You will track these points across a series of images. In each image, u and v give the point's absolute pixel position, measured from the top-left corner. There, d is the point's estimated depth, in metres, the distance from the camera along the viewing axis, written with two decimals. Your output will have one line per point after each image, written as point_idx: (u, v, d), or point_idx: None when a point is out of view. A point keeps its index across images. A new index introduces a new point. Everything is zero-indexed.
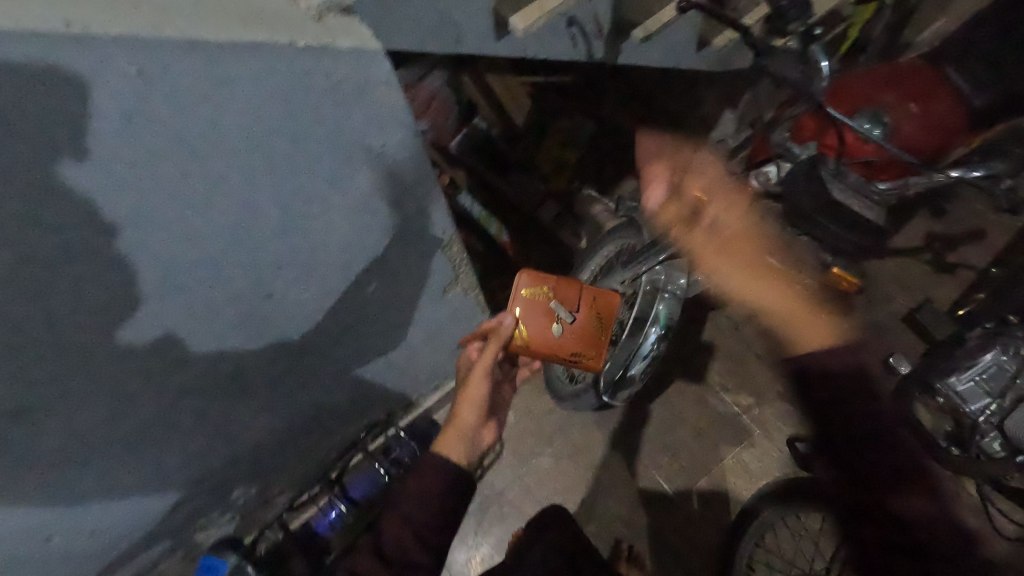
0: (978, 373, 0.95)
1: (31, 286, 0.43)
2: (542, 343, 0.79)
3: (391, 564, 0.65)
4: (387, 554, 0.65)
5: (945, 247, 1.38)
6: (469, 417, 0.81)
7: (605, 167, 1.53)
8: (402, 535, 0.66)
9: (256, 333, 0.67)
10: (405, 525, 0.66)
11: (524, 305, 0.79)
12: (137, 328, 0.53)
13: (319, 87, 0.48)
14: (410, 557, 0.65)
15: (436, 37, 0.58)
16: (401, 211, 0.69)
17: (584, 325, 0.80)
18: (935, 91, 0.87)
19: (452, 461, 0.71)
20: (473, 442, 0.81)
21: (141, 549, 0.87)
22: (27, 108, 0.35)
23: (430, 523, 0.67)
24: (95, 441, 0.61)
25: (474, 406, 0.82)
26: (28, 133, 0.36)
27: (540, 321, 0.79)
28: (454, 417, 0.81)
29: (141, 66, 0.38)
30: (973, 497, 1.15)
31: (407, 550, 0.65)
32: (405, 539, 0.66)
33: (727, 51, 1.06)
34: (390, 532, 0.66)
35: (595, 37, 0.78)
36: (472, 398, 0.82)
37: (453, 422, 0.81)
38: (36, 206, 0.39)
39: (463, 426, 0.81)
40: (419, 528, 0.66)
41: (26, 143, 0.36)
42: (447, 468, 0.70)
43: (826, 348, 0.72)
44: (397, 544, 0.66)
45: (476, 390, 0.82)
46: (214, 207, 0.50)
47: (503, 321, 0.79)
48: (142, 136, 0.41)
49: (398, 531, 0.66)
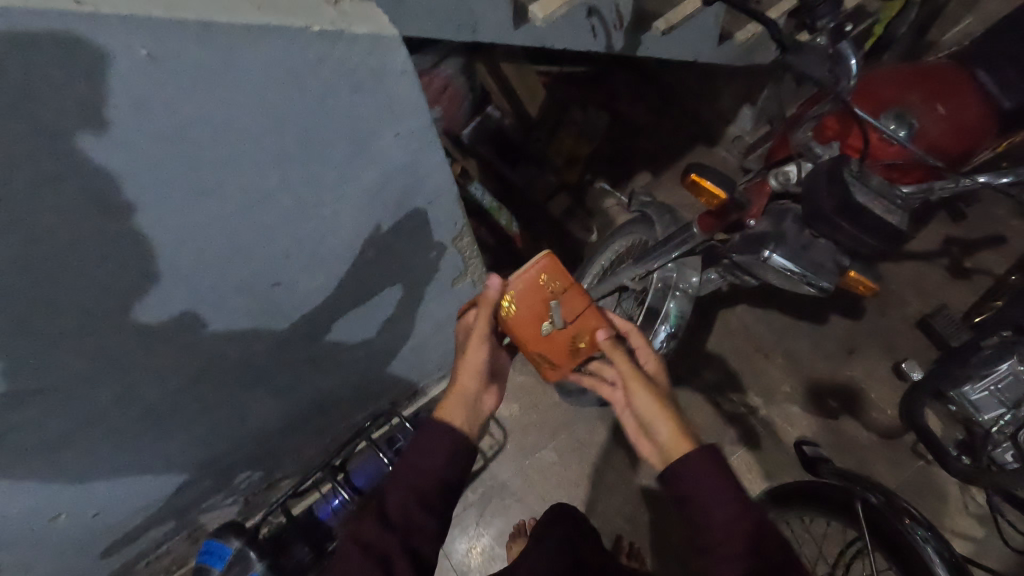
0: (994, 383, 0.93)
1: (42, 264, 0.43)
2: (524, 331, 0.79)
3: (398, 532, 0.64)
4: (391, 518, 0.64)
5: (963, 252, 1.36)
6: (470, 384, 0.78)
7: (618, 162, 1.51)
8: (406, 500, 0.65)
9: (264, 319, 0.67)
10: (410, 491, 0.66)
11: (527, 293, 0.79)
12: (146, 311, 0.53)
13: (333, 74, 0.47)
14: (415, 524, 0.65)
15: (454, 26, 0.57)
16: (411, 201, 0.68)
17: (566, 339, 0.79)
18: (966, 88, 0.84)
19: (457, 428, 0.70)
20: (477, 411, 0.78)
21: (145, 529, 0.88)
22: (37, 88, 0.35)
23: (435, 489, 0.67)
24: (98, 422, 0.61)
25: (475, 372, 0.79)
26: (38, 113, 0.35)
27: (532, 318, 0.79)
28: (455, 384, 0.78)
29: (153, 48, 0.37)
30: (980, 506, 1.14)
31: (412, 517, 0.65)
32: (410, 506, 0.65)
33: (749, 45, 1.03)
34: (394, 498, 0.66)
35: (615, 28, 0.77)
36: (474, 363, 0.79)
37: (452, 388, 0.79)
38: (44, 186, 0.39)
39: (465, 395, 0.77)
40: (424, 493, 0.66)
41: (37, 123, 0.36)
42: (451, 435, 0.69)
43: (694, 460, 0.62)
44: (401, 511, 0.65)
45: (474, 357, 0.79)
46: (224, 193, 0.49)
47: (492, 285, 0.77)
48: (153, 120, 0.41)
49: (401, 496, 0.65)
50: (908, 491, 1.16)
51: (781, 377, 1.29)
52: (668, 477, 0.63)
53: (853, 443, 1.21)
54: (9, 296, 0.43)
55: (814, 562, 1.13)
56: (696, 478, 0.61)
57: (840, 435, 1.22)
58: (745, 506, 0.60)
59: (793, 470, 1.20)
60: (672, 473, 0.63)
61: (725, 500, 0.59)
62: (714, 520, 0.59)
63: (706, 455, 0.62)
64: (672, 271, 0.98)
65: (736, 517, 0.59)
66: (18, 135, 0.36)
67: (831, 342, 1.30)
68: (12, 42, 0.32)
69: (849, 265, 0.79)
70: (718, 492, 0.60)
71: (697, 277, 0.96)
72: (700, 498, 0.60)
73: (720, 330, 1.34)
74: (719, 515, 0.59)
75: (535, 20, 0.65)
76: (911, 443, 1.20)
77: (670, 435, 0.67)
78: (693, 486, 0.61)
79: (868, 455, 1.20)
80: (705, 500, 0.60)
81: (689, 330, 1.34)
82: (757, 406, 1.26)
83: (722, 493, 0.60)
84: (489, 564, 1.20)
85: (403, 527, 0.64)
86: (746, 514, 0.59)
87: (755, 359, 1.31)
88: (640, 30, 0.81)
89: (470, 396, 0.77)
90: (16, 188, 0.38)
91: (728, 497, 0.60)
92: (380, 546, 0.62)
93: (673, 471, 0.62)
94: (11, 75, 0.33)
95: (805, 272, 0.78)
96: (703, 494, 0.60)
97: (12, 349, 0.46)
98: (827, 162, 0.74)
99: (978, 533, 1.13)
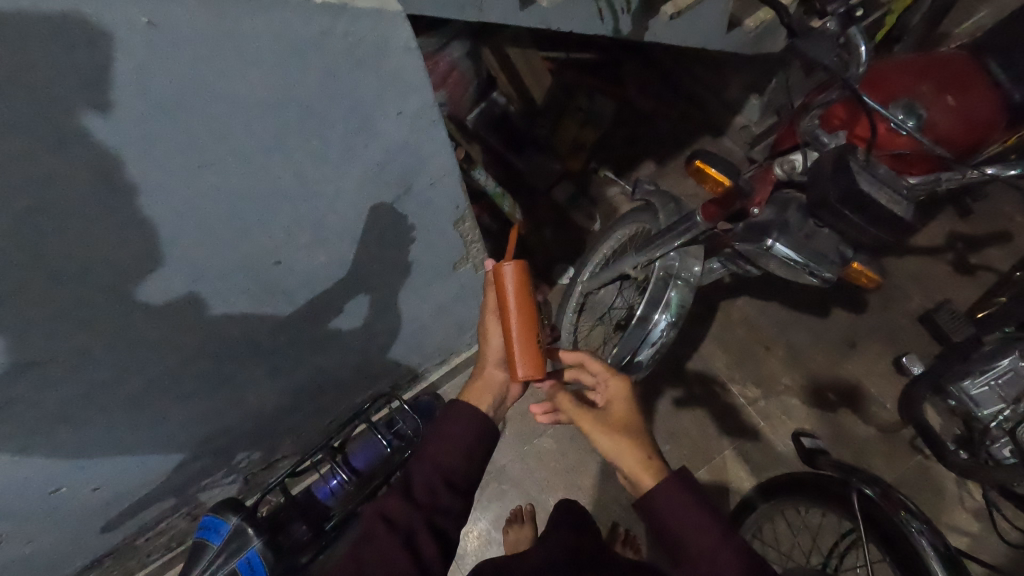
0: (994, 378, 0.93)
1: (46, 231, 0.43)
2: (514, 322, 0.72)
3: (423, 510, 0.65)
4: (416, 496, 0.66)
5: (968, 248, 1.35)
6: (498, 373, 0.79)
7: (623, 151, 1.51)
8: (430, 478, 0.67)
9: (265, 298, 0.67)
10: (435, 470, 0.67)
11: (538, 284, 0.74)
12: (153, 288, 0.54)
13: (336, 48, 0.47)
14: (438, 501, 0.66)
15: (460, 5, 0.56)
16: (413, 183, 0.68)
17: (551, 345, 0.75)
18: (980, 79, 0.83)
19: (482, 413, 0.72)
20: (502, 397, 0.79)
21: (145, 504, 0.89)
22: (32, 58, 0.34)
23: (458, 469, 0.68)
24: (97, 396, 0.61)
25: (498, 358, 0.79)
26: (32, 83, 0.35)
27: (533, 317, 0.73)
28: (482, 372, 0.80)
29: (153, 18, 0.37)
30: (977, 501, 1.14)
31: (436, 494, 0.67)
32: (434, 483, 0.67)
33: (759, 32, 1.02)
34: (418, 476, 0.67)
35: (622, 11, 0.76)
36: (494, 348, 0.79)
37: (479, 380, 0.79)
38: (47, 155, 0.39)
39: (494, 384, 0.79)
40: (447, 472, 0.68)
41: (32, 92, 0.35)
42: (478, 419, 0.71)
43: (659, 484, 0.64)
44: (426, 489, 0.67)
45: (494, 342, 0.79)
46: (224, 168, 0.49)
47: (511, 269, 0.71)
48: (155, 91, 0.40)
49: (426, 473, 0.67)
50: (905, 484, 1.17)
51: (781, 369, 1.28)
52: (648, 508, 0.65)
53: (850, 435, 1.22)
54: (11, 261, 0.42)
55: (809, 553, 1.13)
56: (676, 508, 0.62)
57: (839, 428, 1.22)
58: (726, 531, 0.61)
59: (791, 461, 1.20)
60: (648, 506, 0.64)
61: (704, 526, 0.61)
62: (699, 547, 0.60)
63: (680, 483, 0.65)
64: (674, 259, 0.97)
65: (709, 525, 0.61)
66: (16, 106, 0.36)
67: (832, 335, 1.30)
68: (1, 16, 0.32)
69: (852, 256, 0.78)
70: (690, 512, 0.62)
71: (699, 265, 0.95)
72: (683, 527, 0.61)
73: (721, 320, 1.34)
74: (705, 540, 0.60)
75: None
76: (909, 437, 1.20)
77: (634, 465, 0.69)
78: (674, 515, 0.62)
79: (866, 448, 1.20)
80: (687, 530, 0.61)
81: (690, 321, 1.34)
82: (756, 397, 1.26)
83: (699, 517, 0.62)
84: (485, 548, 1.21)
85: (428, 505, 0.66)
86: (727, 540, 0.60)
87: (755, 350, 1.31)
88: (647, 14, 0.80)
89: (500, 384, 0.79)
90: (17, 159, 0.38)
91: (707, 524, 0.61)
92: (405, 522, 0.64)
93: (650, 504, 0.64)
94: (6, 46, 0.33)
95: (807, 262, 0.78)
96: (678, 517, 0.62)
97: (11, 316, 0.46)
98: (834, 151, 0.73)
99: (974, 528, 1.13)
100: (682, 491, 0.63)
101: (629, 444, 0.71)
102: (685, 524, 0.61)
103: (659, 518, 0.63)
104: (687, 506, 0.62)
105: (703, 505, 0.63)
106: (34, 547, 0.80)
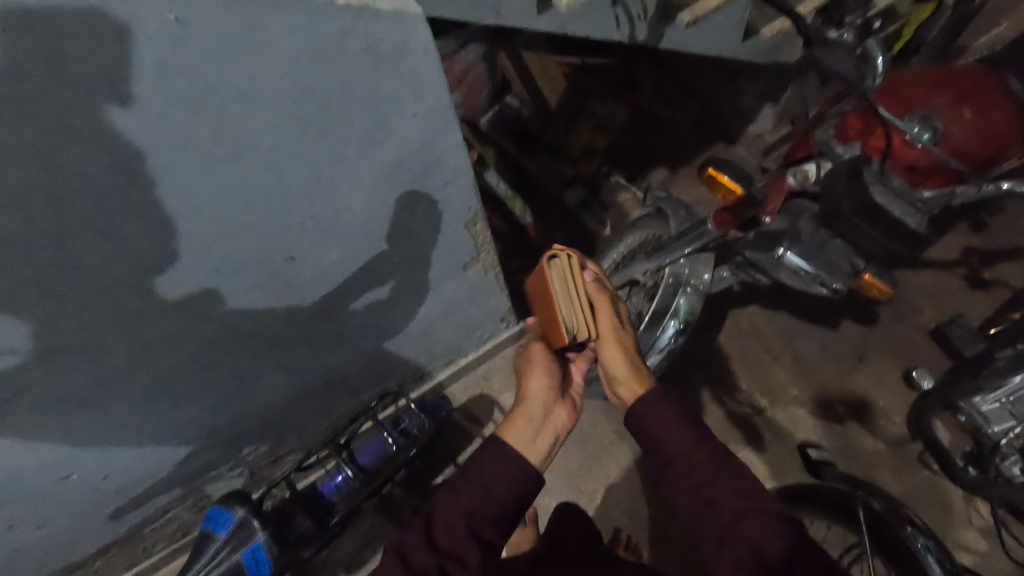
0: (1006, 395, 0.92)
1: (52, 218, 0.43)
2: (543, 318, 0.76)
3: (441, 555, 0.60)
4: (437, 539, 0.61)
5: (982, 263, 1.34)
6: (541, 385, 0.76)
7: (634, 157, 1.52)
8: (453, 523, 0.61)
9: (278, 295, 0.68)
10: (459, 511, 0.61)
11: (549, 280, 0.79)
12: (170, 282, 0.55)
13: (356, 47, 0.48)
14: (460, 549, 0.60)
15: (479, 7, 0.57)
16: (428, 183, 0.68)
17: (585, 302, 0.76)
18: (999, 93, 0.82)
19: (524, 459, 0.65)
20: (550, 423, 0.74)
21: (152, 494, 0.90)
22: (42, 54, 0.35)
23: (487, 518, 0.62)
24: (113, 385, 0.63)
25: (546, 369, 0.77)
26: (43, 77, 0.36)
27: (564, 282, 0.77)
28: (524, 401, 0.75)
29: (180, 14, 0.38)
30: (986, 519, 1.13)
31: (457, 540, 0.61)
32: (457, 529, 0.61)
33: (776, 42, 1.02)
34: (442, 517, 0.62)
35: (638, 18, 0.76)
36: (541, 365, 0.77)
37: (520, 409, 0.74)
38: (75, 147, 0.40)
39: (538, 409, 0.73)
40: (476, 521, 0.61)
41: (38, 82, 0.36)
42: (516, 462, 0.64)
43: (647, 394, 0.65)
44: (449, 533, 0.61)
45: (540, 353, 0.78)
46: (243, 162, 0.50)
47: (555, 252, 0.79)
48: (178, 87, 0.41)
49: (450, 515, 0.61)
50: (912, 499, 1.15)
51: (789, 380, 1.28)
52: (631, 420, 0.66)
53: (858, 449, 1.21)
54: (11, 239, 0.42)
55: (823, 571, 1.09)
56: (652, 419, 0.64)
57: (847, 441, 1.21)
58: (699, 437, 0.62)
59: (796, 472, 1.19)
60: (637, 417, 0.65)
61: (678, 435, 0.62)
62: (671, 437, 0.62)
63: (664, 397, 0.65)
64: (684, 267, 0.97)
65: (679, 414, 0.63)
66: (26, 101, 0.36)
67: (841, 347, 1.29)
68: (17, 16, 0.33)
69: (864, 268, 0.78)
70: (665, 408, 0.64)
71: (708, 273, 0.95)
72: (658, 435, 0.63)
73: (730, 329, 1.33)
74: (672, 425, 0.63)
75: (558, 4, 0.64)
76: (918, 453, 1.18)
77: (625, 373, 0.71)
78: (651, 427, 0.64)
79: (873, 461, 1.19)
80: (665, 436, 0.63)
81: (699, 329, 1.34)
82: (764, 407, 1.26)
83: (669, 412, 0.64)
84: None
85: (448, 551, 0.60)
86: (700, 444, 0.61)
87: (763, 360, 1.30)
88: (663, 22, 0.80)
89: (539, 414, 0.73)
90: (20, 148, 0.38)
91: (676, 414, 0.63)
92: (420, 566, 0.59)
93: (636, 412, 0.65)
94: (18, 44, 0.34)
95: (818, 272, 0.77)
96: (657, 414, 0.64)
97: (14, 299, 0.46)
98: (848, 161, 0.73)
99: (982, 546, 1.11)
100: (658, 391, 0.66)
101: (627, 352, 0.72)
102: (655, 415, 0.64)
103: (640, 420, 0.65)
104: (657, 401, 0.65)
105: (673, 397, 0.65)
106: (43, 532, 0.81)
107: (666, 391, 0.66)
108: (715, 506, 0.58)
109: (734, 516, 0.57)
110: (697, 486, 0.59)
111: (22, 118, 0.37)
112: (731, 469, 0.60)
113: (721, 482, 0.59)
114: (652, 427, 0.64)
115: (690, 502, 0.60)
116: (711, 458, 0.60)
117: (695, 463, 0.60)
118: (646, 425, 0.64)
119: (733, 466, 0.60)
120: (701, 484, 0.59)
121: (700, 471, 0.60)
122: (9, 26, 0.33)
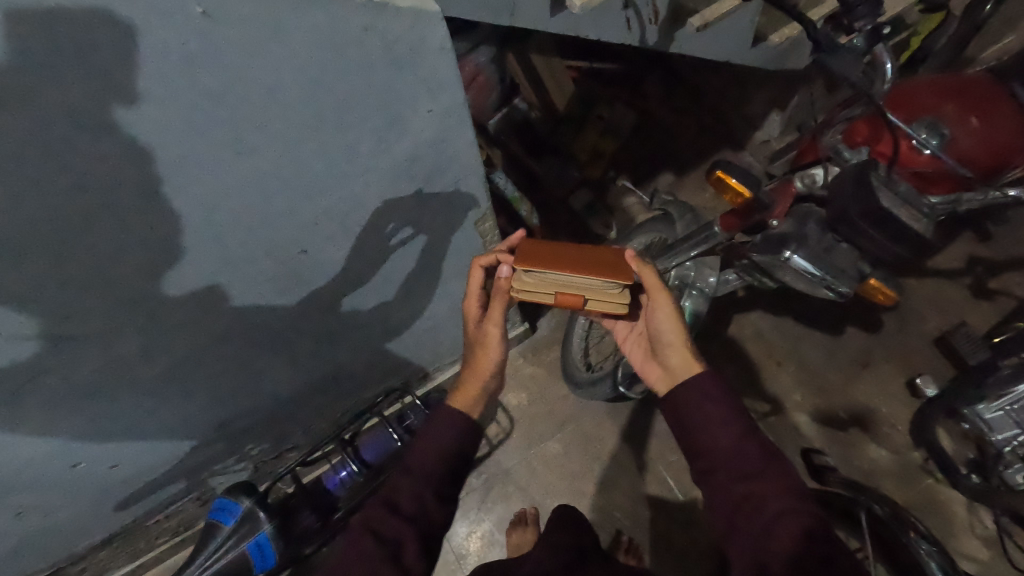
0: (1010, 403, 0.91)
1: (55, 209, 0.43)
2: (582, 260, 0.70)
3: (408, 520, 0.58)
4: (403, 508, 0.59)
5: (988, 273, 1.34)
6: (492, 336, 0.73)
7: (642, 161, 1.52)
8: (420, 493, 0.60)
9: (289, 289, 0.68)
10: (420, 479, 0.60)
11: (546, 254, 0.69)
12: (179, 277, 0.56)
13: (375, 45, 0.48)
14: (427, 513, 0.60)
15: (493, 8, 0.58)
16: (440, 181, 0.69)
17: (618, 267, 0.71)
18: (1009, 103, 0.83)
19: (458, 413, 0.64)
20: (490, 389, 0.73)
21: (157, 485, 0.90)
22: (56, 49, 0.36)
23: (444, 478, 0.61)
24: (123, 374, 0.63)
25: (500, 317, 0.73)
26: (56, 71, 0.37)
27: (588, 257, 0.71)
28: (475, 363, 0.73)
29: (207, 7, 0.39)
30: (988, 528, 1.13)
31: (426, 506, 0.60)
32: (424, 497, 0.60)
33: (785, 48, 1.03)
34: (403, 486, 0.60)
35: (649, 22, 0.77)
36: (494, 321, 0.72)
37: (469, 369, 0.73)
38: (98, 137, 0.41)
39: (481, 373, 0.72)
40: (440, 484, 0.61)
41: (65, 73, 0.37)
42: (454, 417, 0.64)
43: (697, 379, 0.64)
44: (414, 500, 0.60)
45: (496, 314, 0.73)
46: (260, 154, 0.51)
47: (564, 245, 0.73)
48: (201, 78, 0.42)
49: (410, 485, 0.60)
50: (914, 507, 1.15)
51: (792, 385, 1.28)
52: (672, 404, 0.65)
53: (860, 455, 1.21)
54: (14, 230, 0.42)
55: None
56: (702, 404, 0.62)
57: (850, 449, 1.21)
58: (747, 430, 0.61)
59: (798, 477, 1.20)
60: (679, 399, 0.64)
61: (727, 422, 0.61)
62: (716, 425, 0.61)
63: (714, 384, 0.64)
64: (689, 269, 0.98)
65: (728, 404, 0.62)
66: (36, 97, 0.37)
67: (845, 353, 1.29)
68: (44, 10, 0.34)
69: (870, 272, 0.78)
70: (713, 397, 0.63)
71: (714, 276, 0.95)
72: (706, 422, 0.62)
73: (734, 334, 1.34)
74: (717, 413, 0.62)
75: (570, 6, 0.65)
76: (920, 462, 1.19)
77: (676, 338, 0.71)
78: (696, 410, 0.63)
79: (875, 468, 1.19)
80: (708, 423, 0.61)
81: (703, 333, 1.34)
82: (767, 413, 1.26)
83: (718, 403, 0.62)
84: (487, 550, 1.20)
85: (420, 519, 0.59)
86: (748, 437, 0.60)
87: (767, 365, 1.30)
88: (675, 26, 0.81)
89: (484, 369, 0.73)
90: (40, 135, 0.39)
91: (726, 405, 0.62)
92: (393, 537, 0.57)
93: (683, 397, 0.64)
94: (31, 37, 0.34)
95: (824, 275, 0.78)
96: (701, 402, 0.62)
97: (20, 282, 0.46)
98: (856, 166, 0.74)
99: (983, 555, 1.11)
100: (710, 380, 0.63)
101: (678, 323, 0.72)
102: (704, 403, 0.62)
103: (685, 405, 0.63)
104: (708, 387, 0.63)
105: (723, 386, 0.64)
106: (49, 520, 0.81)
107: (716, 381, 0.64)
108: (750, 501, 0.57)
109: (778, 512, 0.56)
110: (741, 478, 0.58)
111: (51, 108, 0.38)
112: (781, 465, 0.59)
113: (767, 478, 0.58)
114: (697, 414, 0.62)
115: (728, 495, 0.59)
116: (756, 454, 0.59)
117: (737, 456, 0.59)
118: (688, 410, 0.63)
119: (776, 465, 0.59)
120: (739, 477, 0.58)
121: (746, 463, 0.59)
122: (23, 21, 0.34)
